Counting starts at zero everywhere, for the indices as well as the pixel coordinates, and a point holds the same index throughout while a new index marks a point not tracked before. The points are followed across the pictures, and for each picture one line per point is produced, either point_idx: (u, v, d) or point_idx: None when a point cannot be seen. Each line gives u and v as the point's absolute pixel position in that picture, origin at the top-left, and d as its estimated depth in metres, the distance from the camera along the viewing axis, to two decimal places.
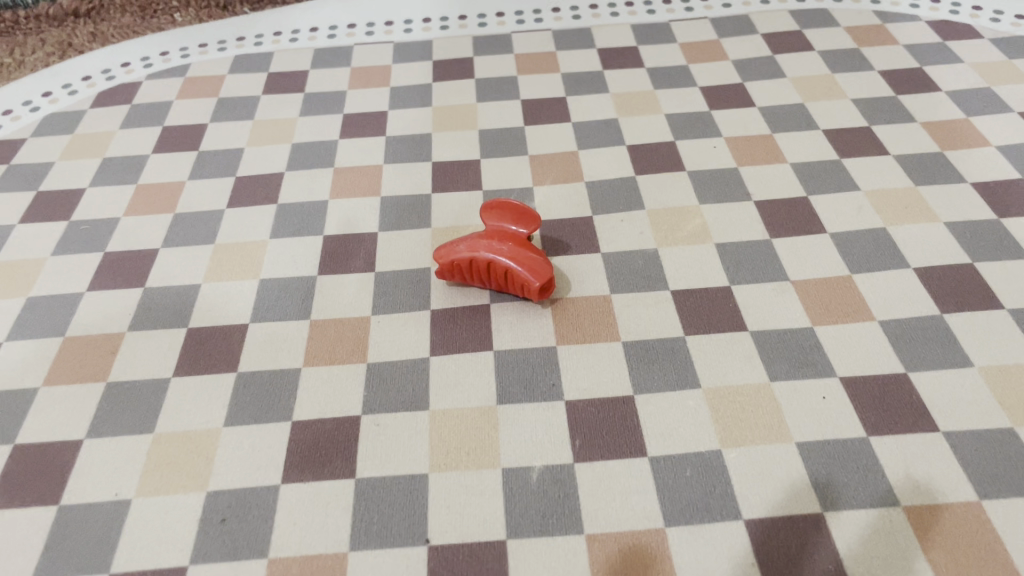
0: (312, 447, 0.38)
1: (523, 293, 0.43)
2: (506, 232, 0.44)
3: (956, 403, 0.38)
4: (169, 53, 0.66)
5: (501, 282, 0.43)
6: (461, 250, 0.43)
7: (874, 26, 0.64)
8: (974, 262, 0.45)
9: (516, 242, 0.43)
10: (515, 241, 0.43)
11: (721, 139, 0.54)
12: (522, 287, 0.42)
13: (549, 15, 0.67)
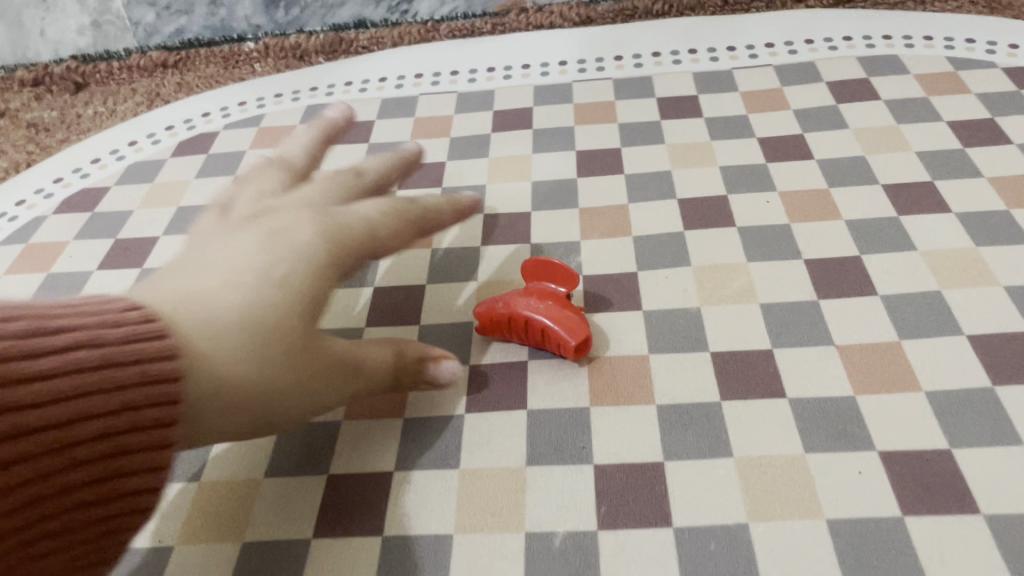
0: (334, 502, 0.33)
1: (561, 355, 0.36)
2: (546, 286, 0.38)
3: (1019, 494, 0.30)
4: (246, 102, 0.59)
5: (542, 340, 0.37)
6: (499, 308, 0.37)
7: (967, 68, 0.52)
8: None
9: (557, 301, 0.37)
10: (555, 298, 0.38)
11: (775, 192, 0.45)
12: (564, 349, 0.36)
13: (625, 60, 0.58)
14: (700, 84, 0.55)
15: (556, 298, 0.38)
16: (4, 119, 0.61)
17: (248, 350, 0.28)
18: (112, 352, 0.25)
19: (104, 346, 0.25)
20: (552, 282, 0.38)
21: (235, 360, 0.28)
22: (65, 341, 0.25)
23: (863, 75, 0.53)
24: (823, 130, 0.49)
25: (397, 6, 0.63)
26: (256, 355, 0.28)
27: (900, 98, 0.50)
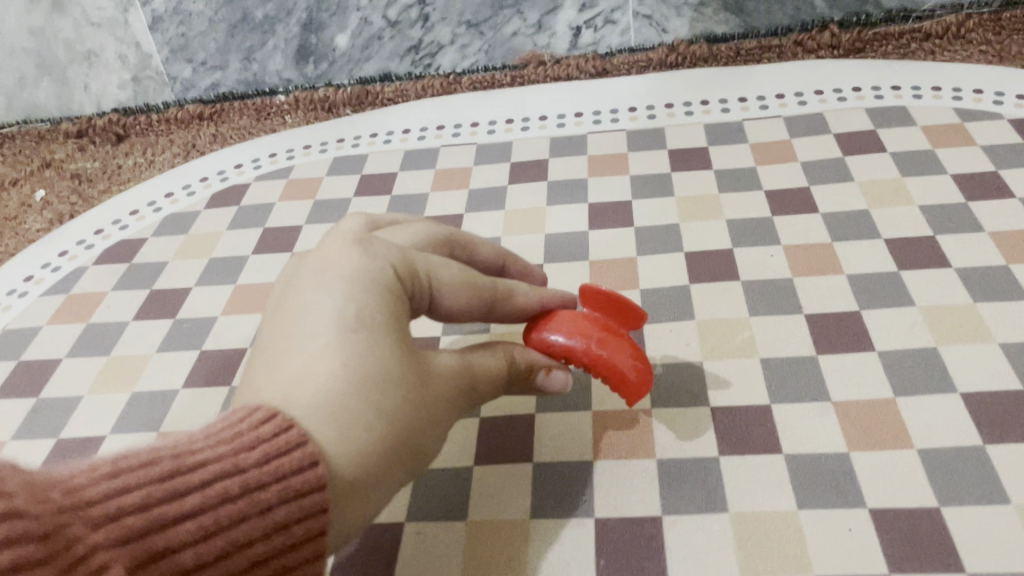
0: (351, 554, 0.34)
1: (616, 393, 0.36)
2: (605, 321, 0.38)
3: (1005, 553, 0.31)
4: (277, 154, 0.62)
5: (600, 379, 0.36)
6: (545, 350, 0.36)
7: (974, 119, 0.53)
8: None
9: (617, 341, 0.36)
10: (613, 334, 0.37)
11: (780, 247, 0.46)
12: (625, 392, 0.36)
13: (638, 111, 0.60)
14: (711, 136, 0.56)
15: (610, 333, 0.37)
16: (50, 170, 0.64)
17: (381, 414, 0.28)
18: (261, 475, 0.25)
19: (252, 471, 0.25)
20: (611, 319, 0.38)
21: (372, 429, 0.28)
22: (203, 478, 0.24)
23: (870, 126, 0.54)
24: (829, 183, 0.50)
25: (420, 60, 0.66)
26: (387, 415, 0.28)
27: (906, 150, 0.51)
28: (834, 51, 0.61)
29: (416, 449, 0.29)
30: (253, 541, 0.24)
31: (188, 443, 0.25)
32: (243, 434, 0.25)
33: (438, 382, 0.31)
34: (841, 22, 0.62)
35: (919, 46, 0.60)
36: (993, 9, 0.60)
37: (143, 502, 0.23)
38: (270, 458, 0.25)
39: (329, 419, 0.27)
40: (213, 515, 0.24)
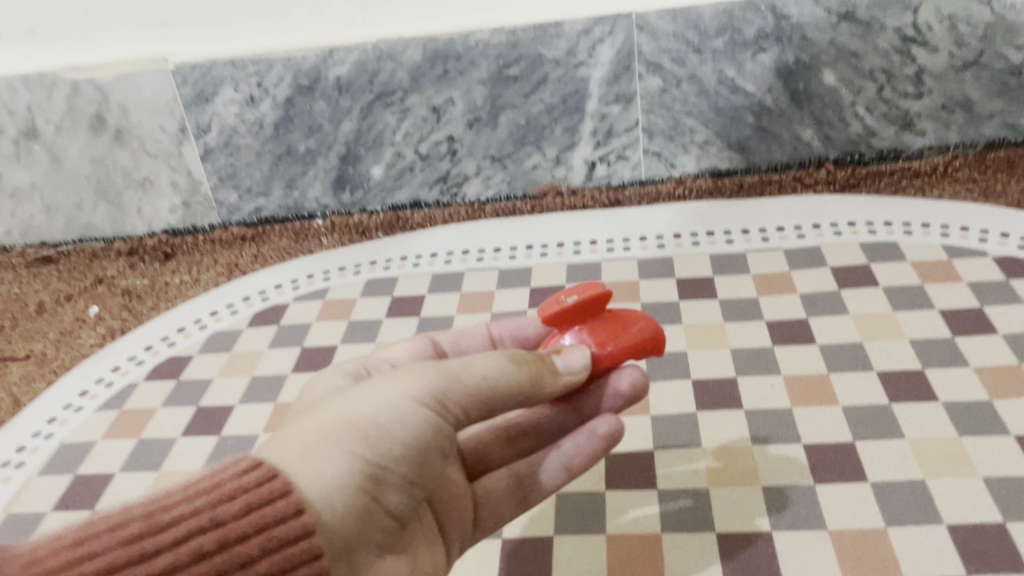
0: None
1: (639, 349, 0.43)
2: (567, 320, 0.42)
3: None
4: (314, 275, 0.67)
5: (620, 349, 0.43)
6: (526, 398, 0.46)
7: (959, 256, 0.57)
8: (1008, 522, 0.39)
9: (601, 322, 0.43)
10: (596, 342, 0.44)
11: (780, 376, 0.50)
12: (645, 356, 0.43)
13: (648, 241, 0.65)
14: (717, 266, 0.61)
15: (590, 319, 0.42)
16: (102, 286, 0.70)
17: (337, 426, 0.34)
18: (237, 529, 0.30)
19: (229, 522, 0.30)
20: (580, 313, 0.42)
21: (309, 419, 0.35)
22: (177, 535, 0.30)
23: (863, 261, 0.59)
24: (826, 315, 0.54)
25: (447, 188, 0.71)
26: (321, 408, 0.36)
27: (898, 284, 0.56)
28: (831, 187, 0.66)
29: (387, 447, 0.34)
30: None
31: (167, 499, 0.31)
32: (223, 492, 0.31)
33: (402, 377, 0.36)
34: (836, 159, 0.66)
35: (911, 184, 0.64)
36: (979, 149, 0.65)
37: (114, 562, 0.28)
38: (248, 510, 0.31)
39: (282, 440, 0.34)
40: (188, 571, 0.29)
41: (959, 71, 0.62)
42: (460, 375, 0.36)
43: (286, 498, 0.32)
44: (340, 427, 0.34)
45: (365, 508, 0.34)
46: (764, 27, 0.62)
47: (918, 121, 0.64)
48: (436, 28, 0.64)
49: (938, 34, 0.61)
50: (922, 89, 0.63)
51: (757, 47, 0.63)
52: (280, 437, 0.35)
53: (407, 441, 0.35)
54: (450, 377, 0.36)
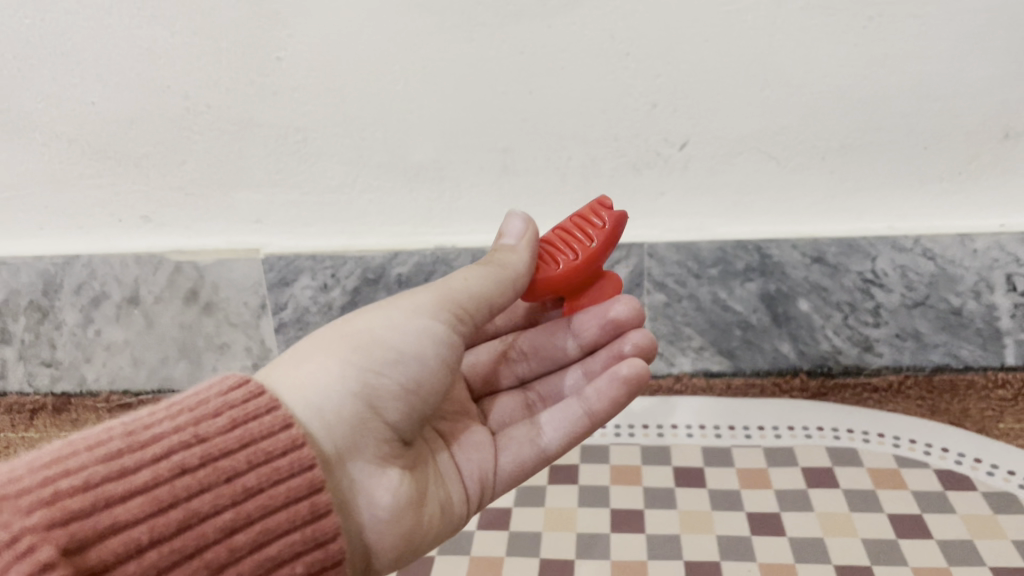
0: None
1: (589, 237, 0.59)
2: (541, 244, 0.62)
3: None
4: None
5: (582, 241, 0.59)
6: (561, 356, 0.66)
7: (908, 466, 0.70)
8: None
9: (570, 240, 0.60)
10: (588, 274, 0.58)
11: (755, 562, 0.61)
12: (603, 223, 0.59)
13: (650, 428, 0.77)
14: (707, 458, 0.73)
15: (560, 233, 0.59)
16: None
17: (344, 347, 0.51)
18: (212, 447, 0.42)
19: (210, 438, 0.43)
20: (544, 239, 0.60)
21: (314, 347, 0.52)
22: (155, 452, 0.41)
23: (828, 463, 0.71)
24: (794, 510, 0.66)
25: None
26: (325, 338, 0.53)
27: (855, 488, 0.68)
28: (804, 392, 0.79)
29: (372, 356, 0.51)
30: (211, 492, 0.41)
31: (150, 419, 0.43)
32: (200, 413, 0.44)
33: (400, 301, 0.54)
34: (809, 370, 0.79)
35: (869, 395, 0.77)
36: (927, 372, 0.77)
37: (90, 478, 0.39)
38: (231, 426, 0.44)
39: (294, 373, 0.50)
40: (169, 482, 0.40)
41: (910, 309, 0.76)
42: (454, 290, 0.54)
43: (269, 415, 0.45)
44: (333, 340, 0.52)
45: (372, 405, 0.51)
46: (750, 263, 0.77)
47: (876, 345, 0.78)
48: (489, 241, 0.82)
49: (892, 280, 0.76)
50: (879, 320, 0.77)
51: (745, 276, 0.78)
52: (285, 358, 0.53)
53: (402, 342, 0.52)
54: (443, 291, 0.55)
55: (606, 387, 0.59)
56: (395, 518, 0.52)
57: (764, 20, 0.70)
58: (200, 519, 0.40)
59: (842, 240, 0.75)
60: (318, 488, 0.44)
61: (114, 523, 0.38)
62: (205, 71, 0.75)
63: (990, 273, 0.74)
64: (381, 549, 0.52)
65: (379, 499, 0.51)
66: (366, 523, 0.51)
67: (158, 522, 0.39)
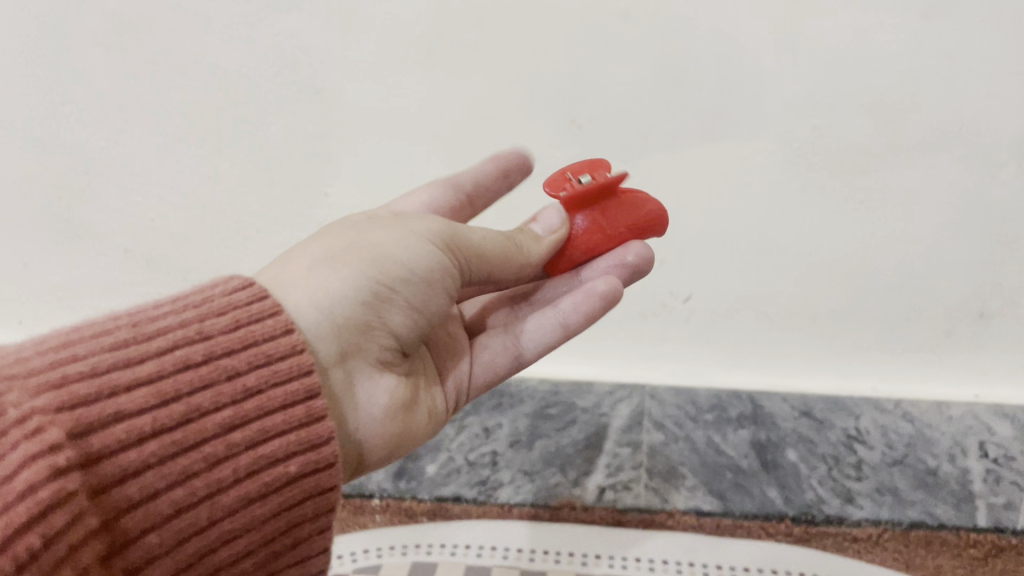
0: None
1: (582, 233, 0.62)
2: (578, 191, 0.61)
3: None
4: (368, 549, 0.79)
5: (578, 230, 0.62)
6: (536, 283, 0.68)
7: None
8: None
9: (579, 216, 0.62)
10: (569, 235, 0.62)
11: None
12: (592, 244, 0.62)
13: (642, 562, 0.74)
14: None
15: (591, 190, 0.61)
16: None
17: (353, 254, 0.52)
18: (214, 345, 0.41)
19: (214, 337, 0.41)
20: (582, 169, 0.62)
21: (325, 252, 0.52)
22: (156, 346, 0.39)
23: None
24: None
25: (486, 489, 0.83)
26: (336, 248, 0.52)
27: None
28: (790, 535, 0.76)
29: (377, 271, 0.51)
30: (214, 389, 0.40)
31: (155, 313, 0.41)
32: (204, 311, 0.42)
33: (416, 224, 0.55)
34: (793, 516, 0.77)
35: (851, 545, 0.74)
36: (903, 526, 0.75)
37: (97, 365, 0.37)
38: (234, 325, 0.42)
39: (303, 279, 0.50)
40: (174, 374, 0.39)
41: (890, 466, 0.80)
42: (468, 234, 0.56)
43: (273, 317, 0.44)
44: (340, 253, 0.52)
45: (376, 314, 0.52)
46: (743, 411, 0.86)
47: (858, 496, 0.78)
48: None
49: (874, 438, 0.82)
50: (861, 474, 0.80)
51: (737, 424, 0.85)
52: (286, 269, 0.51)
53: (409, 263, 0.52)
54: (456, 231, 0.56)
55: (582, 302, 0.62)
56: (383, 420, 0.54)
57: (766, 195, 0.81)
58: (200, 414, 0.39)
59: (827, 398, 0.86)
60: (316, 395, 0.43)
61: (119, 411, 0.36)
62: (260, 199, 0.88)
63: (963, 438, 0.81)
64: (373, 450, 0.54)
65: (373, 403, 0.53)
66: (360, 427, 0.53)
67: (161, 413, 0.38)
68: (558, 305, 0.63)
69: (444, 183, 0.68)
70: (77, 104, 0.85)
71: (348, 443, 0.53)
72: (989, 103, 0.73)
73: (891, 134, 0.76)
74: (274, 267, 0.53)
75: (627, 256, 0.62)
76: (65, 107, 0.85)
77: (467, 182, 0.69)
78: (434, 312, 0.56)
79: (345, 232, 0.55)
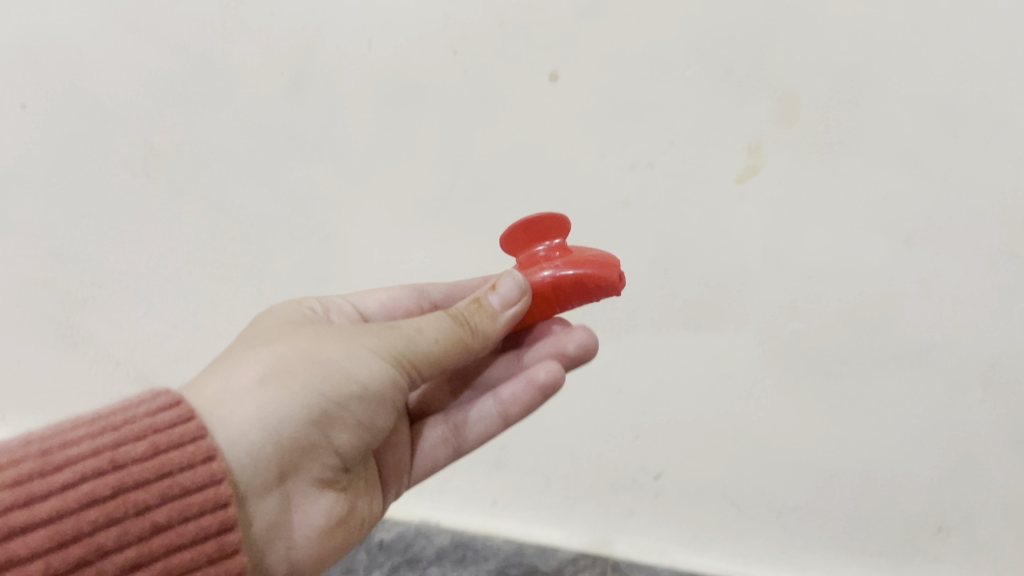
0: None
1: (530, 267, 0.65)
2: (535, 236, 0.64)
3: None
4: None
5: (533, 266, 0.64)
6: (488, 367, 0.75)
7: None
8: None
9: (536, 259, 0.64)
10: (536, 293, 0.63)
11: None
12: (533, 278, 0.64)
13: None
14: None
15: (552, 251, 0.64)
16: None
17: (295, 371, 0.55)
18: (122, 478, 0.46)
19: (126, 468, 0.46)
20: (542, 226, 0.63)
21: (265, 371, 0.55)
22: (64, 481, 0.45)
23: None
24: None
25: None
26: (278, 365, 0.56)
27: None
28: None
29: (317, 397, 0.55)
30: (119, 527, 0.45)
31: (73, 438, 0.47)
32: (121, 436, 0.48)
33: (364, 335, 0.58)
34: None
35: None
36: None
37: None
38: (151, 452, 0.47)
39: (239, 405, 0.53)
40: (74, 514, 0.44)
41: None
42: (416, 337, 0.59)
43: (193, 444, 0.49)
44: (275, 374, 0.55)
45: (314, 434, 0.56)
46: None
47: None
48: (467, 523, 0.97)
49: None
50: None
51: None
52: (217, 392, 0.54)
53: (354, 381, 0.56)
54: (406, 344, 0.59)
55: (522, 391, 0.69)
56: (314, 534, 0.60)
57: (740, 388, 0.84)
58: (101, 554, 0.45)
59: None
60: (225, 529, 0.48)
61: (15, 556, 0.42)
62: None
63: None
64: (303, 558, 0.60)
65: (305, 516, 0.59)
66: (293, 544, 0.59)
67: (56, 558, 0.43)
68: (499, 394, 0.71)
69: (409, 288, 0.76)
70: (93, 216, 0.91)
71: (279, 560, 0.58)
72: (963, 330, 0.77)
73: (868, 346, 0.80)
74: (211, 381, 0.56)
75: (572, 350, 0.69)
76: (82, 222, 0.91)
77: (438, 294, 0.77)
78: (369, 429, 0.60)
79: (276, 346, 0.58)
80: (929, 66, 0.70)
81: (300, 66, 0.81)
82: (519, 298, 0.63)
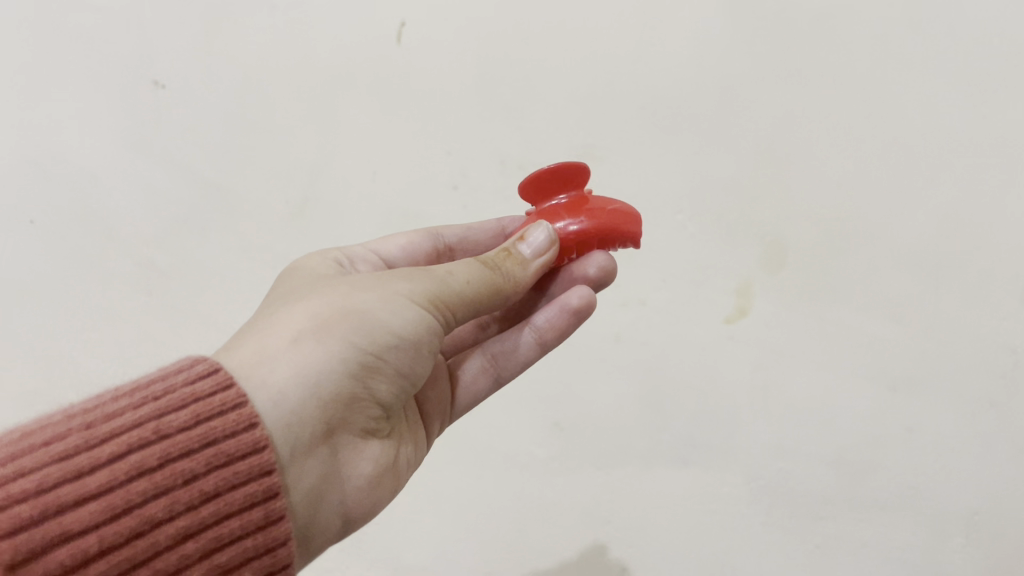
0: None
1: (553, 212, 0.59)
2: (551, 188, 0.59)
3: None
4: None
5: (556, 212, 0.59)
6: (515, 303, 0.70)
7: None
8: None
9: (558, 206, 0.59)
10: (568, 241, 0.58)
11: None
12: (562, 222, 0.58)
13: None
14: None
15: (569, 203, 0.59)
16: None
17: (334, 319, 0.51)
18: (170, 445, 0.42)
19: (172, 436, 0.42)
20: (557, 176, 0.58)
21: (302, 323, 0.52)
22: (109, 448, 0.41)
23: None
24: None
25: None
26: (314, 317, 0.52)
27: None
28: None
29: (357, 351, 0.51)
30: (168, 497, 0.41)
31: (114, 409, 0.43)
32: (165, 404, 0.44)
33: (398, 281, 0.55)
34: None
35: None
36: None
37: (43, 480, 0.39)
38: (195, 419, 0.43)
39: (278, 361, 0.49)
40: (125, 485, 0.40)
41: None
42: (448, 279, 0.56)
43: (235, 410, 0.44)
44: (314, 327, 0.51)
45: (359, 386, 0.52)
46: None
47: None
48: None
49: None
50: None
51: None
52: (252, 353, 0.50)
53: (396, 327, 0.52)
54: (440, 283, 0.55)
55: (555, 316, 0.64)
56: (364, 488, 0.55)
57: (729, 530, 0.77)
58: (153, 526, 0.40)
59: None
60: (276, 496, 0.44)
61: (65, 532, 0.38)
62: None
63: None
64: (358, 518, 0.56)
65: (357, 473, 0.55)
66: (345, 497, 0.54)
67: (109, 531, 0.39)
68: (534, 321, 0.65)
69: (423, 232, 0.72)
70: (82, 310, 0.89)
71: (332, 516, 0.53)
72: (956, 479, 0.74)
73: (861, 492, 0.76)
74: (244, 342, 0.52)
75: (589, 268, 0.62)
76: (69, 312, 0.89)
77: (451, 235, 0.73)
78: (411, 376, 0.56)
79: (309, 301, 0.54)
80: (887, 221, 0.79)
81: (307, 194, 0.89)
82: (549, 248, 0.58)
